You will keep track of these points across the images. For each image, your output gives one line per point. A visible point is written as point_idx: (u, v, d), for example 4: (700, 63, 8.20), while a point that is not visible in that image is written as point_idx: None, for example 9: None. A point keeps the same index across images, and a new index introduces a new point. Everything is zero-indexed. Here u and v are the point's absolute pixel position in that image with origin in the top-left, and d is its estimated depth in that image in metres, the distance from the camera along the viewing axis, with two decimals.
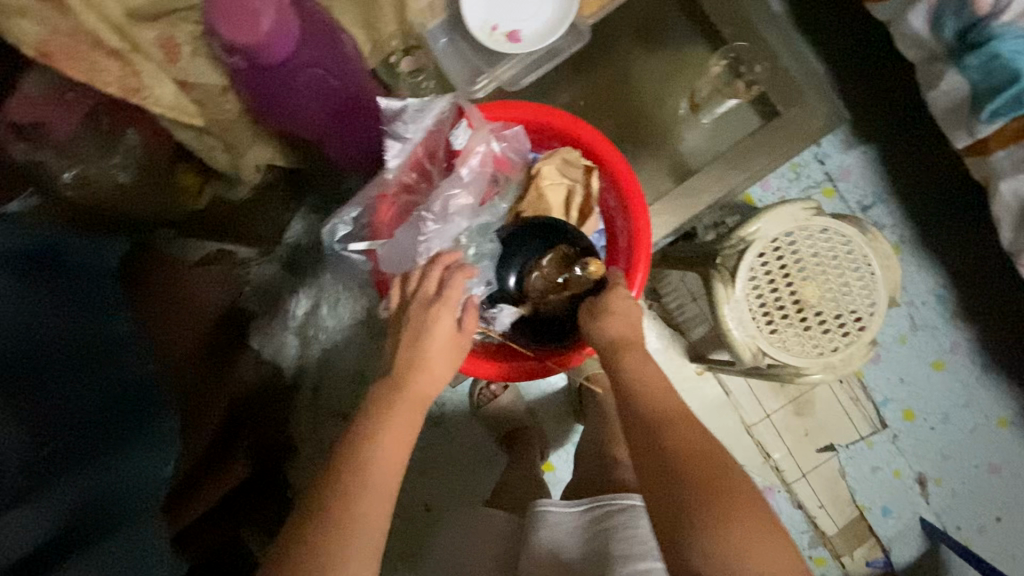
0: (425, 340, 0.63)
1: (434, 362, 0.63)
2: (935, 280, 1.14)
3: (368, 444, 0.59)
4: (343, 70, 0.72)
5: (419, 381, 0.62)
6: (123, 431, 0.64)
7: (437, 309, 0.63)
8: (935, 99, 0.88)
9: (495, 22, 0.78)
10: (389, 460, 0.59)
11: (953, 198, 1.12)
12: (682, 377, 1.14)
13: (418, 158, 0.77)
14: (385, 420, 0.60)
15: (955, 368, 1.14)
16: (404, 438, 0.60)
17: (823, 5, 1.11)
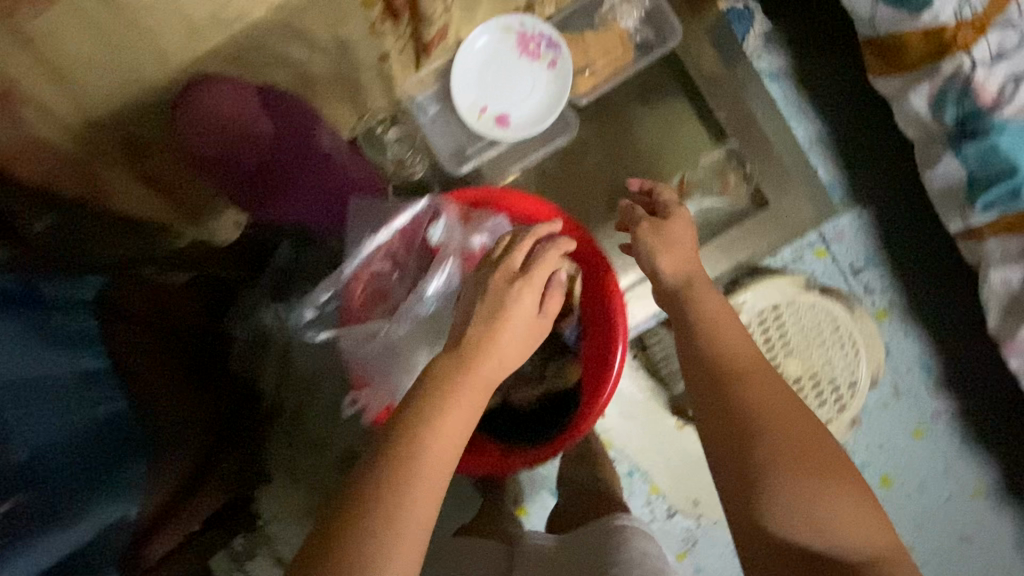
0: (505, 318, 0.63)
1: (505, 347, 0.63)
2: (922, 349, 1.13)
3: (427, 431, 0.58)
4: (314, 157, 0.82)
5: (484, 366, 0.62)
6: (92, 478, 0.66)
7: (517, 294, 0.64)
8: (928, 181, 0.85)
9: (485, 104, 0.87)
10: (439, 459, 0.57)
11: (945, 268, 1.11)
12: (662, 430, 1.14)
13: (393, 250, 0.82)
14: (447, 404, 0.59)
15: (934, 437, 1.13)
16: (459, 429, 0.60)
17: (826, 67, 1.09)
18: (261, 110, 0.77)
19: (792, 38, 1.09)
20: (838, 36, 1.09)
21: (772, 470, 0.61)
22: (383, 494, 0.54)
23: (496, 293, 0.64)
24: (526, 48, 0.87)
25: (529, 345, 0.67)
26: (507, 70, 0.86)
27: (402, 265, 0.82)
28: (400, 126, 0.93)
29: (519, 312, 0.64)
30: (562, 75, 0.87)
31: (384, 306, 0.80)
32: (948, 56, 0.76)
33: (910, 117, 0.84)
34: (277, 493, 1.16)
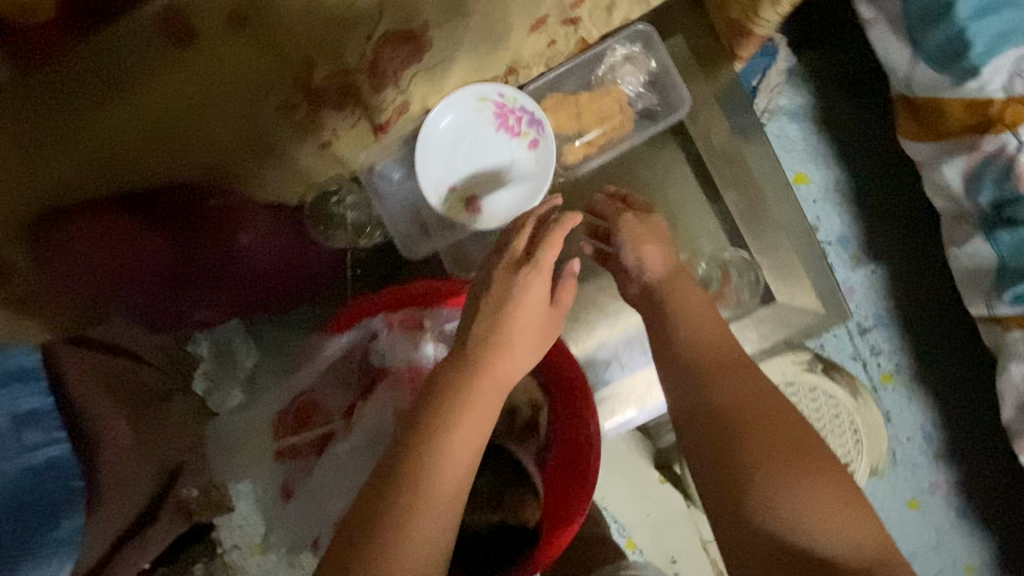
0: (518, 309, 0.57)
1: (518, 339, 0.57)
2: (926, 417, 1.06)
3: (435, 440, 0.51)
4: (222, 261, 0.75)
5: (498, 363, 0.55)
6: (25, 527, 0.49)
7: (528, 277, 0.58)
8: (953, 258, 0.79)
9: (452, 181, 0.78)
10: (463, 441, 0.52)
11: (960, 333, 1.04)
12: (644, 482, 1.08)
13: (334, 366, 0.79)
14: (458, 403, 0.53)
15: (928, 509, 1.08)
16: (477, 430, 0.53)
17: (852, 107, 1.00)
18: (141, 228, 0.68)
19: (817, 76, 1.00)
20: (867, 77, 1.00)
21: (762, 470, 0.53)
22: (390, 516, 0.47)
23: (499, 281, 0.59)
24: (506, 121, 0.78)
25: (546, 335, 0.60)
26: (482, 144, 0.78)
27: (347, 381, 0.80)
28: (357, 196, 0.85)
29: (533, 298, 0.58)
30: (544, 153, 0.79)
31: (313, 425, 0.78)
32: (991, 134, 0.68)
33: (940, 187, 0.76)
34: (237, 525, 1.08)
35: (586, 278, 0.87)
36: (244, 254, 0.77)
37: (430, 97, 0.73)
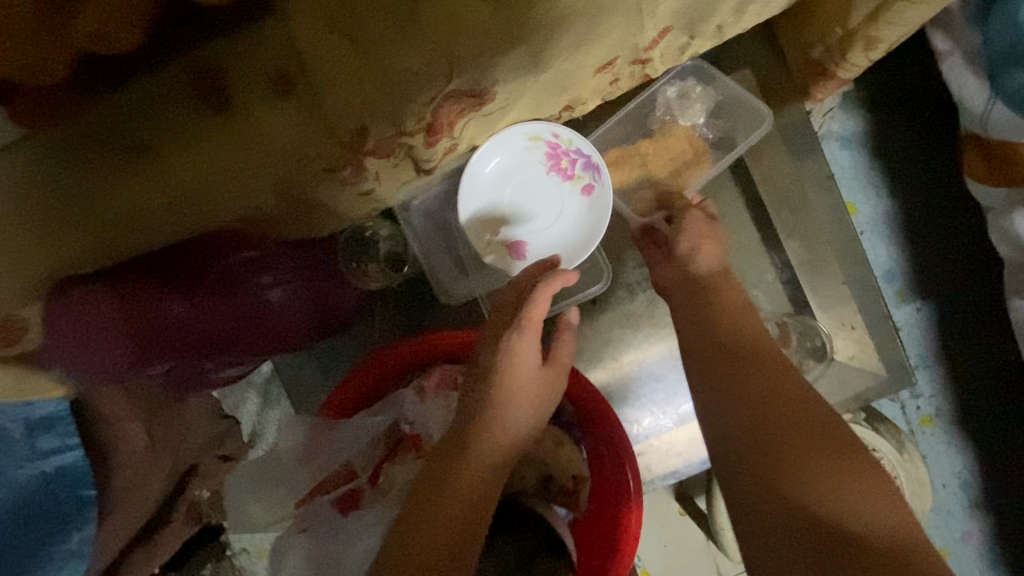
0: (509, 374, 0.58)
1: (513, 410, 0.58)
2: (963, 464, 1.02)
3: (427, 507, 0.52)
4: (254, 319, 0.70)
5: (489, 435, 0.56)
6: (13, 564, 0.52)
7: (515, 343, 0.58)
8: (1016, 309, 0.74)
9: (497, 229, 0.74)
10: (457, 524, 0.51)
11: (1008, 379, 0.99)
12: (662, 514, 1.05)
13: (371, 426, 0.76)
14: (450, 476, 0.54)
15: (960, 559, 1.03)
16: (471, 497, 0.53)
17: (910, 138, 0.95)
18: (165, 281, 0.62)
19: (873, 101, 0.95)
20: (927, 104, 0.94)
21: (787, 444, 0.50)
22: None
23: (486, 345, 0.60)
24: (559, 163, 0.75)
25: (546, 396, 0.61)
26: (531, 185, 0.75)
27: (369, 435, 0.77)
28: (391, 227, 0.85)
29: (524, 363, 0.58)
30: (597, 203, 0.75)
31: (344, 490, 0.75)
32: None
33: (1008, 235, 0.71)
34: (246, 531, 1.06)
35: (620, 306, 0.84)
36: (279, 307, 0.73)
37: None
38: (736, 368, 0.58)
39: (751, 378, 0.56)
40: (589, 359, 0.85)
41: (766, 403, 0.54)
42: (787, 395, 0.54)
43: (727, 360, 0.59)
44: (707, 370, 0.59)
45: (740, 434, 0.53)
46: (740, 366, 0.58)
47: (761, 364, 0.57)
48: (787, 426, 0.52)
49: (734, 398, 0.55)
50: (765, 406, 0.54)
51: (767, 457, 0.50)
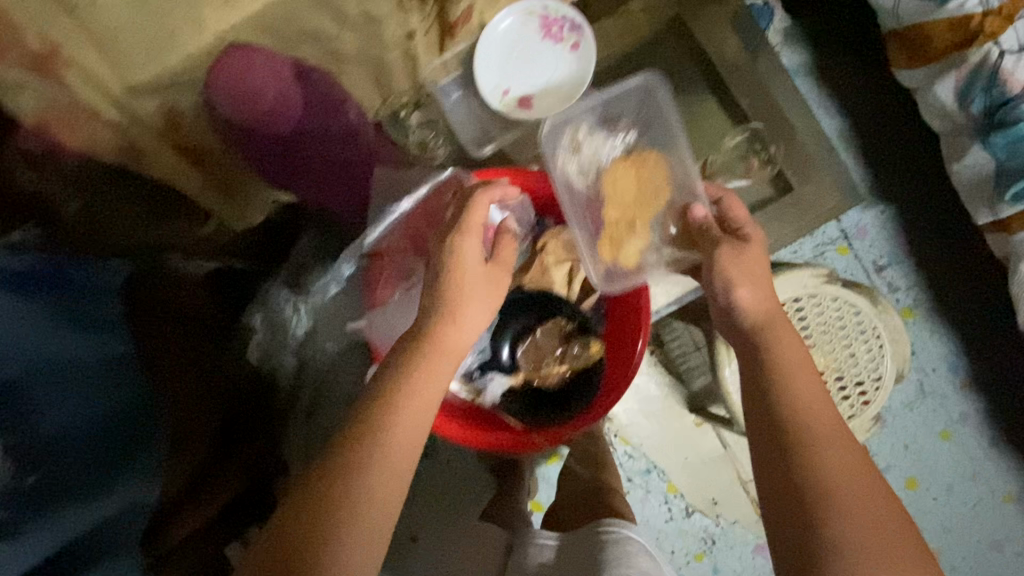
0: (461, 269, 0.64)
1: (466, 313, 0.64)
2: (949, 347, 1.10)
3: (393, 405, 0.60)
4: (344, 138, 0.75)
5: (442, 335, 0.63)
6: (117, 456, 0.70)
7: (459, 244, 0.65)
8: (956, 173, 0.85)
9: (507, 85, 0.79)
10: (410, 427, 0.60)
11: (972, 265, 1.09)
12: (680, 428, 1.13)
13: (416, 229, 0.78)
14: (412, 372, 0.62)
15: (962, 439, 1.10)
16: (429, 390, 0.62)
17: (847, 61, 1.08)
18: (287, 73, 0.64)
19: (811, 35, 1.08)
20: (857, 32, 1.08)
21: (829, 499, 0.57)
22: (349, 463, 0.58)
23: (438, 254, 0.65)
24: (550, 31, 0.78)
25: (494, 292, 0.67)
26: (529, 56, 0.78)
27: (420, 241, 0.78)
28: (422, 109, 0.84)
29: (467, 258, 0.64)
30: (586, 56, 0.78)
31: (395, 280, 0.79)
32: (975, 46, 0.75)
33: (935, 108, 0.83)
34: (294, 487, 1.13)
35: None
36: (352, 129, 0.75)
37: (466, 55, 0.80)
38: (783, 444, 0.60)
39: (792, 454, 0.59)
40: None
41: (801, 468, 0.59)
42: (830, 462, 0.59)
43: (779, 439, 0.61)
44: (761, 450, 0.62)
45: (778, 486, 0.59)
46: (791, 441, 0.60)
47: (810, 435, 0.60)
48: (825, 495, 0.57)
49: (776, 468, 0.60)
50: (804, 472, 0.58)
51: (798, 509, 0.57)
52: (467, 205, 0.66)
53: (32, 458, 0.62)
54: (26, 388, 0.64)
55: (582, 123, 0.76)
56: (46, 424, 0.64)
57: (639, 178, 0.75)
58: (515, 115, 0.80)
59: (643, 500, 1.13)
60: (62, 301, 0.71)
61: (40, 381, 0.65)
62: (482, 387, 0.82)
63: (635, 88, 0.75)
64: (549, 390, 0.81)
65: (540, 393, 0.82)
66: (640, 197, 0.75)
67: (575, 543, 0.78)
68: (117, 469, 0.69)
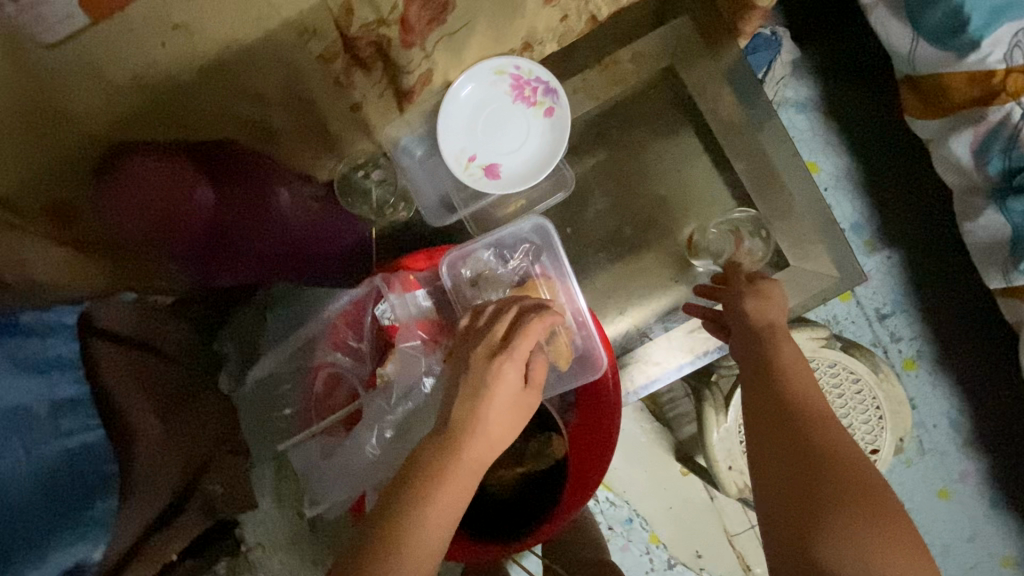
0: (493, 395, 0.52)
1: (496, 417, 0.53)
2: (951, 403, 1.04)
3: (416, 521, 0.48)
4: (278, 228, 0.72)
5: (473, 446, 0.51)
6: (35, 525, 0.52)
7: (497, 353, 0.54)
8: (967, 232, 0.79)
9: (473, 151, 0.73)
10: (424, 554, 0.48)
11: (981, 320, 1.03)
12: (666, 477, 1.08)
13: (341, 335, 0.72)
14: (434, 482, 0.50)
15: (961, 499, 1.05)
16: (454, 506, 0.50)
17: (858, 97, 1.02)
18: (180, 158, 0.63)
19: (821, 70, 1.02)
20: (867, 67, 1.01)
21: (832, 488, 0.50)
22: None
23: (480, 367, 0.53)
24: (523, 93, 0.72)
25: (520, 423, 0.55)
26: (501, 118, 0.72)
27: (355, 351, 0.72)
28: (382, 171, 0.80)
29: (506, 387, 0.53)
30: (561, 125, 0.72)
31: (334, 402, 0.71)
32: (996, 104, 0.68)
33: (949, 163, 0.76)
34: (264, 522, 1.09)
35: (606, 276, 0.80)
36: (286, 212, 0.72)
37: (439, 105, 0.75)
38: (784, 421, 0.55)
39: (805, 433, 0.54)
40: (612, 311, 0.80)
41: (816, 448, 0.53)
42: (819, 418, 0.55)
43: (786, 417, 0.55)
44: (762, 428, 0.56)
45: (781, 454, 0.54)
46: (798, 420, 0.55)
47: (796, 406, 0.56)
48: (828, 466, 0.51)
49: (785, 448, 0.54)
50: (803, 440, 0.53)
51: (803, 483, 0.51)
52: (521, 329, 0.55)
53: None
54: None
55: (458, 273, 0.69)
56: None
57: None
58: (482, 186, 0.73)
59: (625, 550, 1.08)
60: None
61: None
62: None
63: (530, 235, 0.70)
64: (504, 497, 0.74)
65: (493, 505, 0.74)
66: None
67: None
68: (39, 543, 0.52)
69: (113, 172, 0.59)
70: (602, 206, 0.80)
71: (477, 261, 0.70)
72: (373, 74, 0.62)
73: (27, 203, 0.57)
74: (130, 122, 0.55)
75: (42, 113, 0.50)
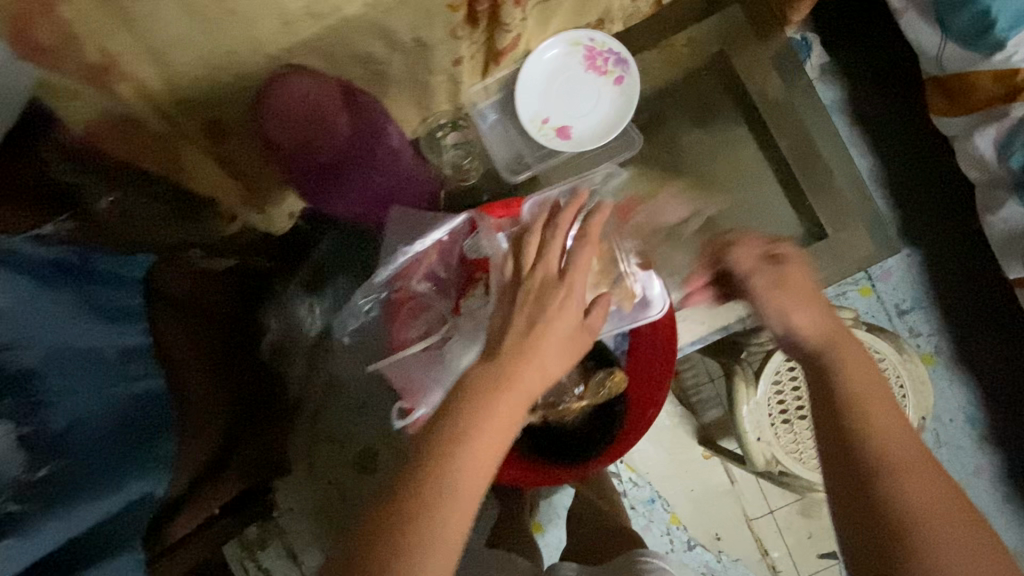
0: (552, 315, 0.50)
1: (546, 352, 0.50)
2: (968, 399, 1.08)
3: (456, 446, 0.47)
4: (389, 166, 0.71)
5: (526, 375, 0.49)
6: (124, 451, 0.66)
7: (544, 279, 0.52)
8: (990, 225, 0.83)
9: (546, 114, 0.79)
10: (469, 483, 0.47)
11: (997, 317, 1.07)
12: (689, 460, 1.12)
13: (429, 266, 0.72)
14: (481, 411, 0.48)
15: (975, 492, 1.08)
16: (500, 433, 0.49)
17: (885, 100, 1.07)
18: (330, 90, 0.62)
19: (849, 73, 1.07)
20: (895, 71, 1.07)
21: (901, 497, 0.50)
22: (412, 511, 0.46)
23: (529, 302, 0.51)
24: (593, 63, 0.78)
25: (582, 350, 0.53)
26: (575, 86, 0.78)
27: (440, 280, 0.72)
28: (461, 133, 0.82)
29: (568, 310, 0.51)
30: (627, 92, 0.78)
31: (413, 333, 0.70)
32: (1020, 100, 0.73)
33: (974, 158, 0.81)
34: (294, 488, 1.12)
35: None
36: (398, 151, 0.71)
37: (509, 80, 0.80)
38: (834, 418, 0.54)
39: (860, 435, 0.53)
40: None
41: (871, 471, 0.51)
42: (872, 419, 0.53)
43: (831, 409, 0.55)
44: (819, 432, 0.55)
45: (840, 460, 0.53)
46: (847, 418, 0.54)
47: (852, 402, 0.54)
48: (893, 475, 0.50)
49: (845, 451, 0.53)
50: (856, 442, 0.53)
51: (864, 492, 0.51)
52: (591, 246, 0.54)
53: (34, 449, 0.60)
54: (35, 377, 0.62)
55: None
56: (56, 416, 0.63)
57: None
58: (553, 146, 0.79)
59: (646, 530, 1.11)
60: (81, 288, 0.69)
61: (53, 370, 0.63)
62: None
63: (602, 185, 0.77)
64: None
65: (554, 437, 0.77)
66: None
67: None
68: (125, 468, 0.65)
69: (273, 89, 0.58)
70: (647, 187, 0.86)
71: None
72: (472, 34, 0.64)
73: (185, 121, 0.59)
74: (290, 53, 0.56)
75: (212, 38, 0.50)
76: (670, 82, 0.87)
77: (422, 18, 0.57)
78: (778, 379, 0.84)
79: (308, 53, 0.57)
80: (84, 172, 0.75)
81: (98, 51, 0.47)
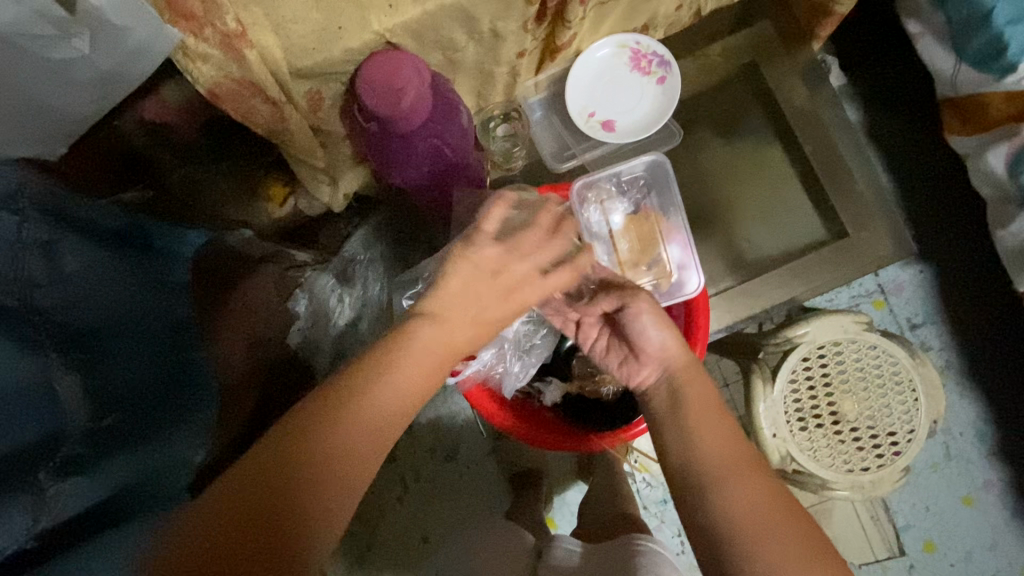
0: (528, 287, 0.56)
1: (503, 308, 0.55)
2: (978, 414, 1.10)
3: (384, 368, 0.50)
4: (456, 141, 0.73)
5: (456, 309, 0.54)
6: (173, 412, 0.64)
7: (511, 267, 0.55)
8: (1001, 239, 0.87)
9: (593, 108, 0.84)
10: (395, 399, 0.50)
11: (1008, 335, 1.10)
12: None
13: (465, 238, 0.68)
14: (407, 340, 0.52)
15: (983, 507, 1.09)
16: (424, 364, 0.52)
17: (903, 121, 1.12)
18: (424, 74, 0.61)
19: (868, 94, 1.13)
20: (914, 94, 1.12)
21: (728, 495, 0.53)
22: (331, 411, 0.47)
23: (480, 282, 0.54)
24: (639, 63, 0.83)
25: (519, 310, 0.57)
26: (619, 83, 0.83)
27: None
28: (512, 124, 0.86)
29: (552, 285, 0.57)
30: (670, 90, 0.84)
31: None
32: None
33: (986, 174, 0.86)
34: None
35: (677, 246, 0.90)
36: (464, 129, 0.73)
37: (555, 78, 0.86)
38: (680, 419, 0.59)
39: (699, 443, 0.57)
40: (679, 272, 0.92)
41: (702, 485, 0.55)
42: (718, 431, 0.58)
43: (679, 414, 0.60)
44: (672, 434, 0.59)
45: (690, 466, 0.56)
46: (694, 423, 0.58)
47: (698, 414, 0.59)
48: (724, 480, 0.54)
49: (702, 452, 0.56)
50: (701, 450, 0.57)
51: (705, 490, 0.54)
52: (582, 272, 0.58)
53: (101, 401, 0.55)
54: (98, 335, 0.57)
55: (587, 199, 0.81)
56: (117, 376, 0.58)
57: (644, 232, 0.82)
58: (598, 137, 0.85)
59: (658, 531, 1.12)
60: (140, 258, 0.68)
61: (109, 333, 0.59)
62: (539, 389, 0.86)
63: (643, 173, 0.84)
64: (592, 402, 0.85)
65: (582, 408, 0.85)
66: (642, 250, 0.81)
67: (606, 553, 0.74)
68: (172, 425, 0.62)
69: (387, 67, 0.57)
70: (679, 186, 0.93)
71: (600, 189, 0.82)
72: (537, 30, 0.67)
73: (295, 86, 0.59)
74: (390, 33, 0.57)
75: None
76: (704, 90, 0.93)
77: (503, 16, 0.60)
78: (795, 377, 0.89)
79: (404, 34, 0.58)
80: (163, 147, 0.77)
81: (232, 19, 0.49)
